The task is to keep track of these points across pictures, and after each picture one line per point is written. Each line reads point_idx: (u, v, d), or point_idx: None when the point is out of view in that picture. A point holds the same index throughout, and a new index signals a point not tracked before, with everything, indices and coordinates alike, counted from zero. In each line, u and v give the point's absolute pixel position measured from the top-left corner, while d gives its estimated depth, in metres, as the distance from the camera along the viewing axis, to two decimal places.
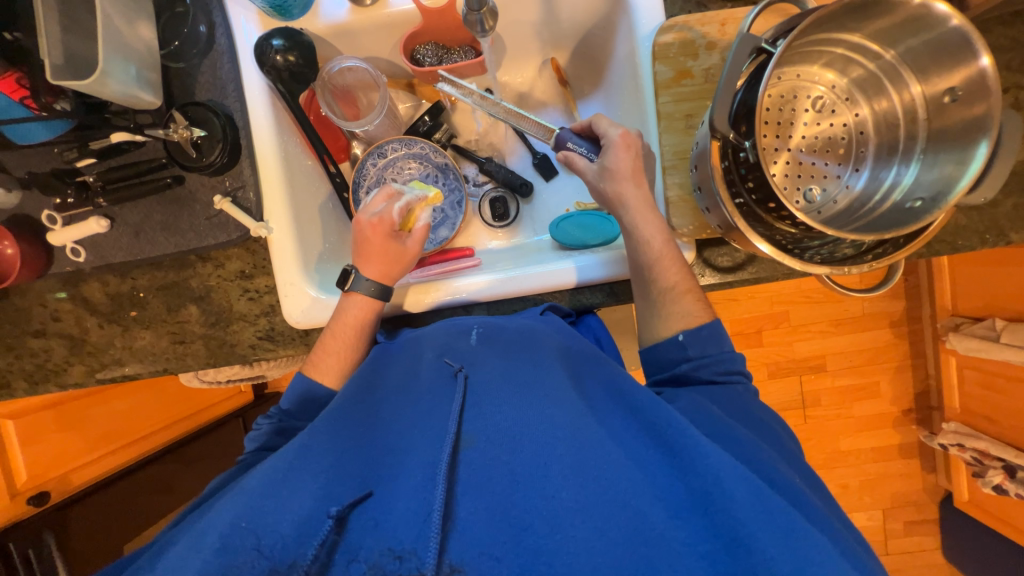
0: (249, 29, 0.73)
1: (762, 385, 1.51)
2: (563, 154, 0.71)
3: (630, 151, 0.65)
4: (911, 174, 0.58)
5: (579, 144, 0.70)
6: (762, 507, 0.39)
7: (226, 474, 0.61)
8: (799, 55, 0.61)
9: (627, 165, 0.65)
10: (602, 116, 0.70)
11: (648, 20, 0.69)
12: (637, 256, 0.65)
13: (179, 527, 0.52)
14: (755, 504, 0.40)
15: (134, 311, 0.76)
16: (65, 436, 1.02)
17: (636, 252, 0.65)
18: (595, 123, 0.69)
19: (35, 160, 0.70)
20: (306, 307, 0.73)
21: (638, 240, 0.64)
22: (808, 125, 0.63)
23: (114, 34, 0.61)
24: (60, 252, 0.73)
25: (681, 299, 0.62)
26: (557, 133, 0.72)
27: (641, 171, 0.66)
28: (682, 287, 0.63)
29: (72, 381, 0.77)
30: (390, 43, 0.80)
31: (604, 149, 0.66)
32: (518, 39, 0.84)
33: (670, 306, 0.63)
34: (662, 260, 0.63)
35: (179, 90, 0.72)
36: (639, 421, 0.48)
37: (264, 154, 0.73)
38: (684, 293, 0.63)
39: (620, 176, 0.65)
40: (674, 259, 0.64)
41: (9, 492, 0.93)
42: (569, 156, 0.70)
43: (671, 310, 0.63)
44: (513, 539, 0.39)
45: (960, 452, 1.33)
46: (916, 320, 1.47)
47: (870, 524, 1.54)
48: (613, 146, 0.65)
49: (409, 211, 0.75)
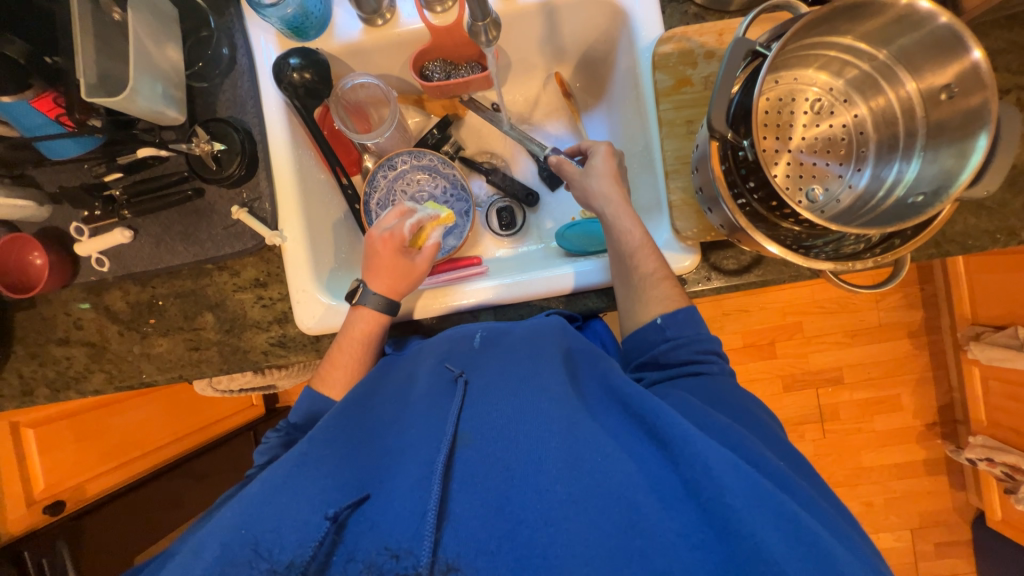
0: (268, 50, 0.78)
1: (778, 398, 1.47)
2: (553, 160, 0.77)
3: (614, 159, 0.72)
4: (913, 170, 0.58)
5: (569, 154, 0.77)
6: (756, 498, 0.39)
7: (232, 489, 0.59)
8: (794, 59, 0.63)
9: (609, 167, 0.71)
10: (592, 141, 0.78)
11: (647, 32, 0.72)
12: (617, 244, 0.67)
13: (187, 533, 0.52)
14: (752, 497, 0.39)
15: (152, 319, 0.79)
16: (81, 446, 1.04)
17: (617, 243, 0.67)
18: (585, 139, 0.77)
19: (66, 175, 0.75)
20: (319, 314, 0.75)
21: (617, 227, 0.67)
22: (807, 127, 0.65)
23: (143, 55, 0.65)
24: (85, 262, 0.76)
25: (660, 283, 0.63)
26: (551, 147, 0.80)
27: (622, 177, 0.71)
28: (660, 274, 0.64)
29: (92, 388, 0.79)
30: (401, 60, 0.84)
31: (591, 154, 0.73)
32: (522, 55, 0.87)
33: (650, 291, 0.63)
34: (642, 250, 0.65)
35: (202, 108, 0.77)
36: (632, 412, 0.48)
37: (280, 165, 0.77)
38: (663, 279, 0.64)
39: (604, 175, 0.70)
40: (652, 251, 0.65)
41: (26, 500, 0.96)
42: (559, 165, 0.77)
43: (651, 295, 0.63)
44: (508, 533, 0.40)
45: (990, 467, 1.27)
46: (935, 331, 1.44)
47: (899, 545, 1.47)
48: (599, 152, 0.72)
49: (420, 228, 0.77)
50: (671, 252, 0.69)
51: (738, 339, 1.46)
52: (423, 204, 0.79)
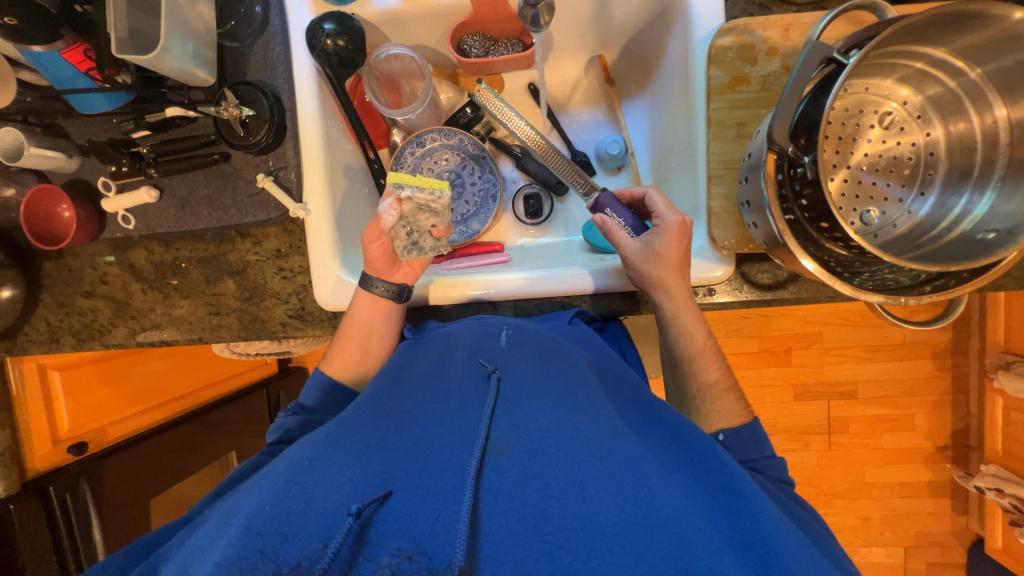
0: (302, 13, 0.74)
1: (787, 407, 1.45)
2: (600, 218, 0.69)
3: (681, 241, 0.63)
4: (983, 205, 0.55)
5: (618, 213, 0.68)
6: (806, 561, 0.39)
7: (252, 460, 0.62)
8: (872, 67, 0.59)
9: (674, 254, 0.63)
10: (655, 194, 0.67)
11: (706, 22, 0.67)
12: (680, 347, 0.66)
13: (211, 507, 0.51)
14: (804, 560, 0.39)
15: (175, 280, 0.79)
16: (105, 392, 1.08)
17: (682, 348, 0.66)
18: (648, 198, 0.67)
19: (94, 129, 0.74)
20: (333, 288, 0.74)
21: (682, 330, 0.65)
22: (873, 142, 0.61)
23: (174, 12, 0.63)
24: (112, 218, 0.76)
25: (721, 397, 0.64)
26: (597, 194, 0.70)
27: (686, 263, 0.64)
28: (721, 385, 0.65)
29: (116, 342, 0.81)
30: (438, 32, 0.80)
31: (655, 232, 0.64)
32: (567, 35, 0.82)
33: (712, 403, 0.64)
34: (704, 356, 0.65)
35: (232, 69, 0.74)
36: (691, 461, 0.47)
37: (307, 134, 0.74)
38: (724, 392, 0.64)
39: (666, 264, 0.63)
40: (713, 358, 0.66)
41: (52, 439, 0.98)
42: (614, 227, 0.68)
43: (713, 406, 0.64)
44: (546, 557, 0.37)
45: (999, 497, 1.25)
46: (961, 354, 1.39)
47: (890, 561, 1.48)
48: (666, 231, 0.64)
49: (421, 217, 0.71)
50: (703, 260, 0.67)
51: (753, 343, 1.43)
52: (405, 180, 0.68)
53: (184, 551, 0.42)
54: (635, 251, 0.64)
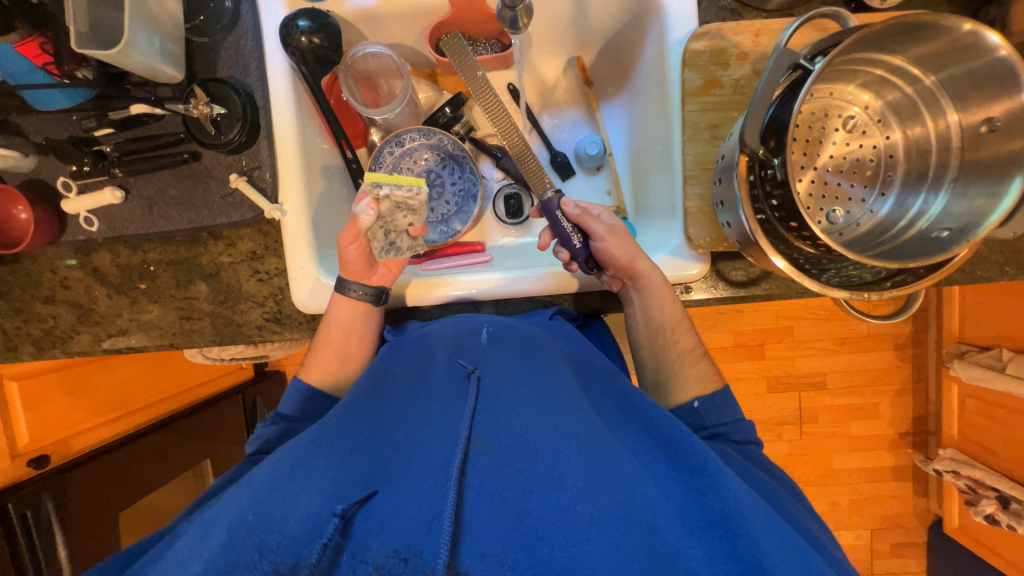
0: (275, 10, 0.73)
1: (760, 399, 1.50)
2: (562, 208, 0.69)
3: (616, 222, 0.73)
4: (938, 204, 0.59)
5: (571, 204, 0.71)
6: (773, 534, 0.40)
7: (231, 471, 0.60)
8: (835, 73, 0.62)
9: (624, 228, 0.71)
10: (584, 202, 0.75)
11: (680, 26, 0.68)
12: (657, 324, 0.68)
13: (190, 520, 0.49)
14: (773, 538, 0.40)
15: (143, 284, 0.76)
16: (67, 402, 1.04)
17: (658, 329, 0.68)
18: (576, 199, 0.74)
19: (52, 126, 0.70)
20: (311, 290, 0.73)
21: (659, 300, 0.67)
22: (838, 145, 0.64)
23: (138, 5, 0.61)
24: (73, 219, 0.72)
25: (697, 362, 0.67)
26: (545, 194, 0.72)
27: None
28: (696, 352, 0.68)
29: (79, 349, 0.77)
30: (415, 31, 0.79)
31: (603, 215, 0.71)
32: (545, 36, 0.83)
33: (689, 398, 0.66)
34: (679, 326, 0.68)
35: (201, 65, 0.72)
36: (665, 450, 0.48)
37: (281, 132, 0.73)
38: (698, 357, 0.68)
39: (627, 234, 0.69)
40: (685, 328, 0.69)
41: (10, 453, 0.93)
42: (578, 219, 0.69)
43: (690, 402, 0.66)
44: (526, 548, 0.38)
45: (955, 479, 1.33)
46: (920, 345, 1.47)
47: (858, 543, 1.55)
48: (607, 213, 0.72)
49: (398, 216, 0.69)
50: (679, 258, 0.69)
51: (728, 338, 1.47)
52: (382, 179, 0.66)
53: (166, 560, 0.41)
54: (608, 230, 0.67)
